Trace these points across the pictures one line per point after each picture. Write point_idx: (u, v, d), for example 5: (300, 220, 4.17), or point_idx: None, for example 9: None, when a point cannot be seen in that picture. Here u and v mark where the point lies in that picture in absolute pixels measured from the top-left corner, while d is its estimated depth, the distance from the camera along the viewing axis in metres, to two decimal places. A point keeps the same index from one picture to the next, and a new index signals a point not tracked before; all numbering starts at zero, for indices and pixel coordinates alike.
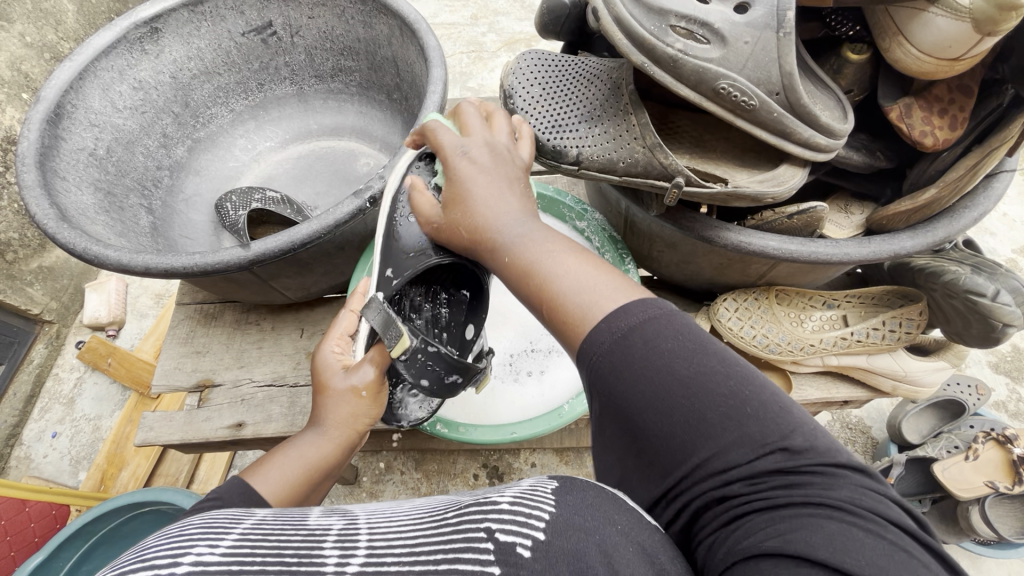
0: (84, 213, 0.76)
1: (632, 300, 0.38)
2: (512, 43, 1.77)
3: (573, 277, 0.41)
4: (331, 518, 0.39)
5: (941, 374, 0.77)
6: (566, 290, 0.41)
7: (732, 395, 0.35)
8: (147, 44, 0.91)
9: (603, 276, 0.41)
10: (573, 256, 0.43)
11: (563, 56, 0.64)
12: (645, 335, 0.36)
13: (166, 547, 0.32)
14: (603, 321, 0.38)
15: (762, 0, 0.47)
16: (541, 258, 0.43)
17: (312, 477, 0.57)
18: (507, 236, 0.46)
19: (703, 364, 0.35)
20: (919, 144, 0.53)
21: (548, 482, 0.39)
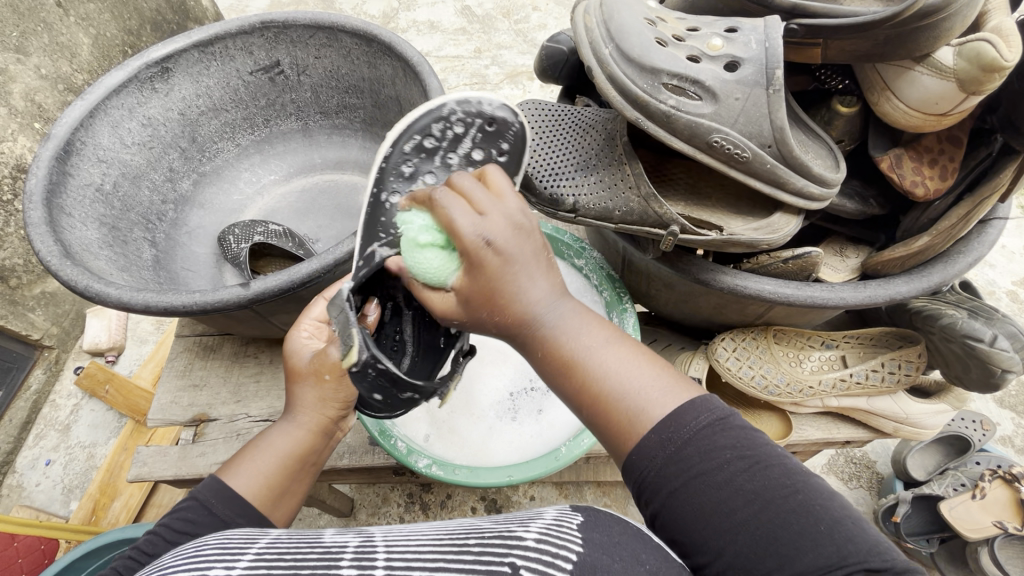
0: (88, 248, 0.77)
1: (692, 398, 0.40)
2: (515, 75, 1.82)
3: (627, 376, 0.40)
4: (347, 535, 0.39)
5: (943, 417, 0.76)
6: (620, 390, 0.40)
7: (800, 505, 0.36)
8: (157, 83, 0.94)
9: (656, 371, 0.41)
10: (622, 345, 0.42)
11: (560, 104, 0.66)
12: (703, 444, 0.38)
13: (185, 568, 0.34)
14: (662, 428, 0.39)
15: (750, 58, 0.48)
16: (578, 344, 0.41)
17: (289, 466, 0.56)
18: (543, 322, 0.41)
19: (769, 473, 0.37)
20: (911, 194, 0.54)
21: (573, 514, 0.38)
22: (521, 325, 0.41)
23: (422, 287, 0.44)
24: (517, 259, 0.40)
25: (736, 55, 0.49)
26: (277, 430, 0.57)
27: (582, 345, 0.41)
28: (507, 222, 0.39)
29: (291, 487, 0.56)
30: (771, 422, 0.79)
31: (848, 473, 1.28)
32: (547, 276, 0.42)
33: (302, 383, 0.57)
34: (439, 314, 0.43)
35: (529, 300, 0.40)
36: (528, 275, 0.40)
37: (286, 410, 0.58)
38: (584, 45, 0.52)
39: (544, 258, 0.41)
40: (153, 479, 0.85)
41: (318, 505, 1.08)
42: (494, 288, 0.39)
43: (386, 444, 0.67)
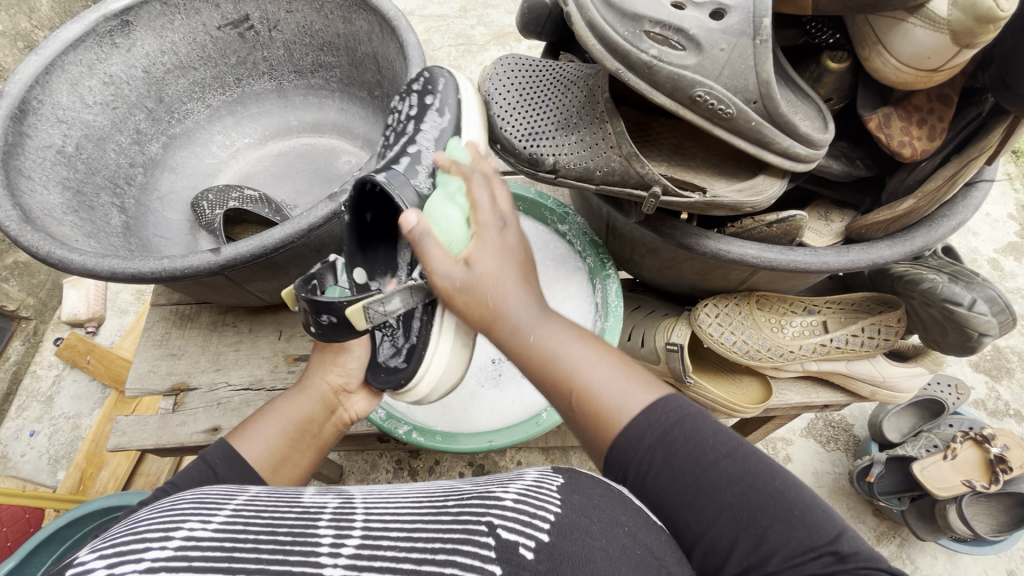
0: (50, 213, 0.73)
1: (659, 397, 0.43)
2: (502, 36, 1.75)
3: (595, 372, 0.43)
4: (325, 497, 0.39)
5: (919, 380, 0.77)
6: (595, 385, 0.43)
7: (779, 496, 0.39)
8: (118, 37, 0.89)
9: (626, 372, 0.44)
10: (593, 352, 0.45)
11: (541, 60, 0.63)
12: (685, 430, 0.41)
13: (158, 521, 0.33)
14: (640, 424, 0.41)
15: (737, 6, 0.46)
16: (551, 346, 0.45)
17: (293, 432, 0.57)
18: (513, 323, 0.46)
19: (749, 463, 0.40)
20: (897, 154, 0.53)
21: (553, 477, 0.40)
22: (499, 320, 0.46)
23: (429, 247, 0.48)
24: (508, 267, 0.48)
25: (723, 3, 0.47)
26: (283, 401, 0.59)
27: (558, 349, 0.45)
28: (500, 246, 0.49)
29: (294, 455, 0.56)
30: (752, 387, 0.80)
31: (826, 436, 1.32)
32: (526, 286, 0.48)
33: (316, 354, 0.63)
34: (437, 275, 0.48)
35: (507, 305, 0.46)
36: (511, 282, 0.47)
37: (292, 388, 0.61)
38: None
39: (523, 265, 0.49)
40: (134, 449, 0.85)
41: (305, 471, 1.09)
42: (485, 283, 0.47)
43: (366, 411, 0.67)
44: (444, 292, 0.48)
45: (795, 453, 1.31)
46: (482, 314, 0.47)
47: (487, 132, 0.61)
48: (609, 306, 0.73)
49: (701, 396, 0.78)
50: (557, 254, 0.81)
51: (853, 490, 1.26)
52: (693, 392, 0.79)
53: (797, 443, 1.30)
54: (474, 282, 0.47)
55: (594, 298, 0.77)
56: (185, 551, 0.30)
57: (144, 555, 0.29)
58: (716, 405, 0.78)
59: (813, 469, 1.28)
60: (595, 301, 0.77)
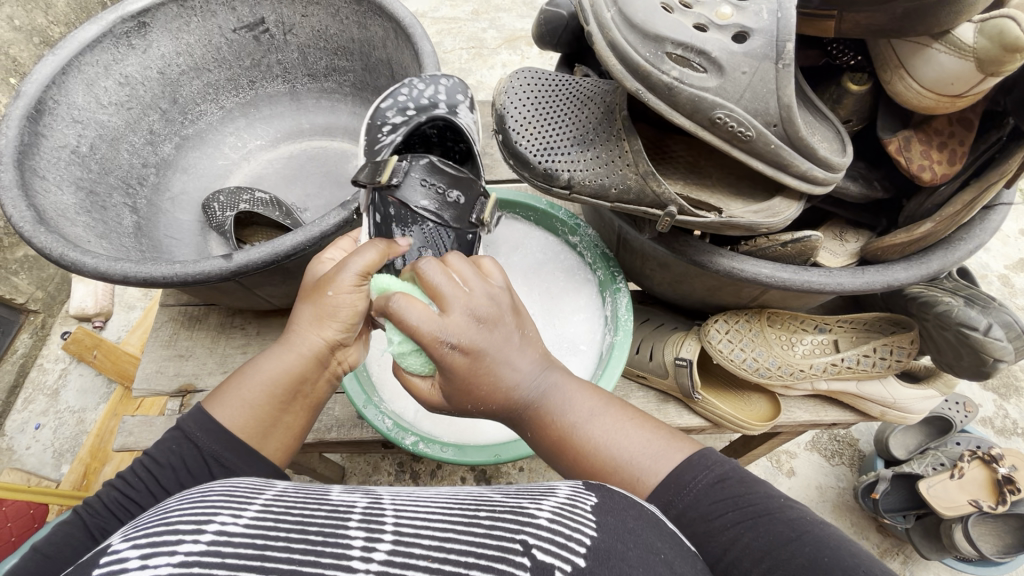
0: (64, 214, 0.74)
1: (687, 456, 0.47)
2: (513, 40, 1.75)
3: (622, 446, 0.47)
4: (354, 496, 0.38)
5: (931, 402, 0.76)
6: (620, 457, 0.47)
7: (807, 559, 0.37)
8: (134, 38, 0.89)
9: (651, 440, 0.48)
10: (608, 416, 0.49)
11: (558, 74, 0.63)
12: (707, 497, 0.44)
13: (192, 512, 0.33)
14: (669, 489, 0.45)
15: (761, 29, 0.46)
16: (563, 409, 0.49)
17: (282, 396, 0.54)
18: (523, 388, 0.48)
19: (771, 526, 0.40)
20: (917, 178, 0.52)
21: (587, 495, 0.39)
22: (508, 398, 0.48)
23: (398, 307, 0.43)
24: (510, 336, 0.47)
25: (746, 25, 0.46)
26: (268, 357, 0.55)
27: (576, 418, 0.49)
28: (481, 303, 0.45)
29: (286, 419, 0.54)
30: (760, 404, 0.80)
31: (831, 450, 1.31)
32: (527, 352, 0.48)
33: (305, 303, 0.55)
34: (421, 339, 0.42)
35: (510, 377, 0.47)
36: (509, 351, 0.47)
37: (278, 340, 0.55)
38: (584, 8, 0.49)
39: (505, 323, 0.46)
40: (139, 449, 0.85)
41: (308, 473, 1.09)
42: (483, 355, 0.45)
43: (373, 420, 0.66)
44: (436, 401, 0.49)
45: (799, 467, 1.30)
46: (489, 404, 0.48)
47: (497, 133, 0.60)
48: (619, 320, 0.73)
49: (709, 412, 0.78)
50: (566, 266, 0.81)
51: (857, 506, 1.25)
52: (700, 407, 0.78)
53: (801, 457, 1.30)
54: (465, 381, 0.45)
55: (603, 311, 0.77)
56: (217, 548, 0.30)
57: (178, 548, 0.30)
58: (723, 421, 0.78)
59: (817, 483, 1.28)
60: (605, 314, 0.76)
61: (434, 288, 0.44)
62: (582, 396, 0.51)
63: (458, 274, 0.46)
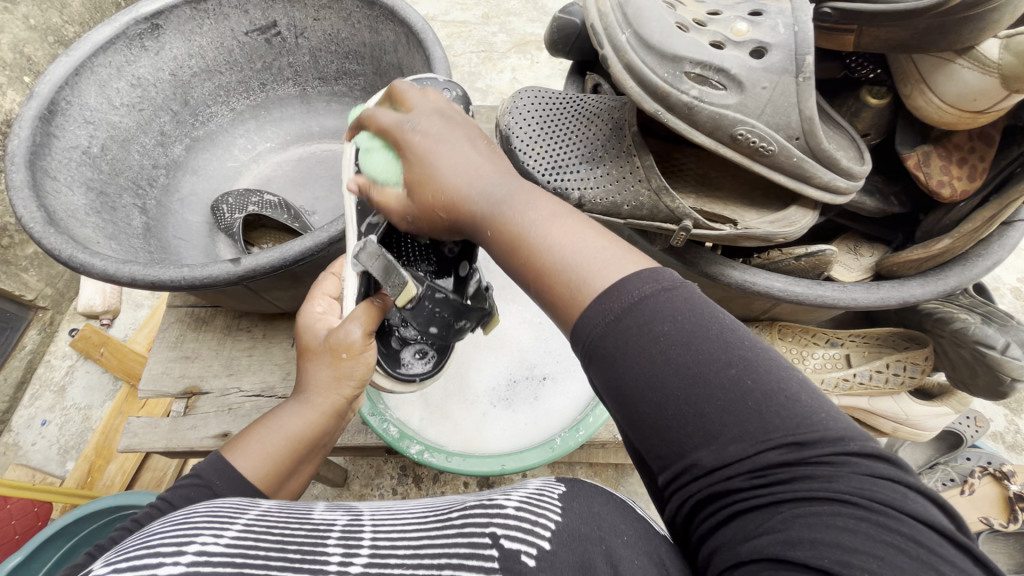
0: (73, 214, 0.74)
1: (639, 270, 0.35)
2: (523, 44, 1.75)
3: (570, 246, 0.38)
4: (335, 515, 0.39)
5: (944, 419, 0.75)
6: (565, 260, 0.37)
7: (739, 385, 0.31)
8: (147, 40, 0.89)
9: (603, 244, 0.38)
10: (568, 219, 0.39)
11: (562, 91, 0.63)
12: (640, 317, 0.33)
13: (171, 535, 0.32)
14: (602, 299, 0.34)
15: (779, 44, 0.45)
16: (518, 213, 0.40)
17: (298, 448, 0.55)
18: (477, 202, 0.43)
19: (700, 345, 0.32)
20: (935, 194, 0.52)
21: (556, 486, 0.38)
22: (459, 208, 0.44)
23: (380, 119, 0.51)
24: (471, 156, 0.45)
25: (764, 41, 0.45)
26: (287, 409, 0.56)
27: (528, 220, 0.40)
28: (436, 112, 0.49)
29: (297, 467, 0.56)
30: None
31: None
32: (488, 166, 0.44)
33: (318, 358, 0.55)
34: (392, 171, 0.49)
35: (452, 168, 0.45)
36: (451, 156, 0.45)
37: (297, 392, 0.57)
38: (597, 31, 0.48)
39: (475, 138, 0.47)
40: (144, 450, 0.85)
41: (311, 475, 1.09)
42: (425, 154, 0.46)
43: (378, 428, 0.66)
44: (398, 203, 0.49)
45: None
46: (436, 211, 0.45)
47: (503, 153, 0.59)
48: None
49: None
50: None
51: None
52: None
53: None
54: (415, 187, 0.47)
55: None
56: (196, 568, 0.29)
57: (158, 570, 0.29)
58: None
59: None
60: None
61: (405, 99, 0.52)
62: (544, 203, 0.41)
63: (419, 103, 0.51)
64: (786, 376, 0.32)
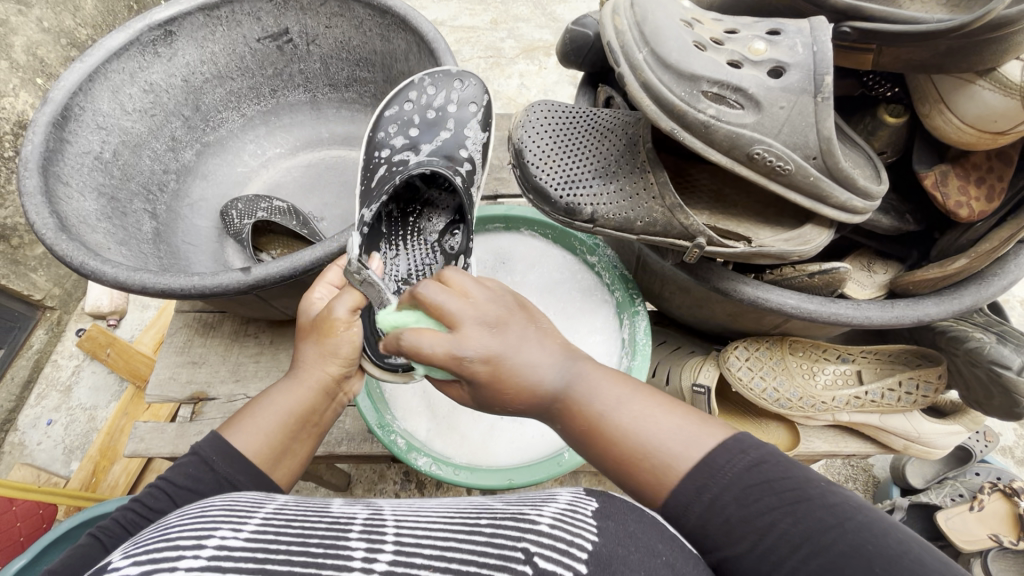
0: (85, 220, 0.74)
1: (721, 441, 0.40)
2: (531, 50, 1.75)
3: (655, 430, 0.41)
4: (355, 508, 0.38)
5: (956, 438, 0.74)
6: (653, 444, 0.40)
7: (855, 548, 0.35)
8: (160, 47, 0.89)
9: (683, 420, 0.41)
10: (640, 399, 0.42)
11: (574, 105, 0.62)
12: (744, 489, 0.38)
13: (190, 528, 0.32)
14: (692, 477, 0.39)
15: (797, 63, 0.45)
16: (589, 402, 0.42)
17: (293, 426, 0.52)
18: (562, 394, 0.42)
19: (796, 502, 0.37)
20: (954, 215, 0.51)
21: (587, 500, 0.38)
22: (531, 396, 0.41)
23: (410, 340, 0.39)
24: (524, 332, 0.41)
25: (782, 60, 0.45)
26: (280, 387, 0.53)
27: (604, 406, 0.42)
28: (496, 310, 0.41)
29: (294, 448, 0.53)
30: (778, 433, 0.78)
31: (844, 475, 1.27)
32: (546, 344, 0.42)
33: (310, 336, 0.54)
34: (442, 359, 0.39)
35: (534, 367, 0.41)
36: (525, 350, 0.41)
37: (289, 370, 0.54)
38: (614, 49, 0.48)
39: (518, 321, 0.42)
40: (150, 455, 0.85)
41: (314, 480, 1.09)
42: (502, 361, 0.40)
43: (385, 440, 0.65)
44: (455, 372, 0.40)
45: None
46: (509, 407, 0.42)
47: (515, 166, 0.59)
48: (637, 345, 0.72)
49: None
50: (583, 286, 0.79)
51: None
52: None
53: None
54: (482, 391, 0.41)
55: (620, 333, 0.75)
56: (216, 563, 0.29)
57: (177, 565, 0.28)
58: None
59: None
60: (622, 336, 0.75)
61: (437, 308, 0.40)
62: (612, 381, 0.43)
63: (467, 284, 0.42)
64: (890, 533, 0.35)
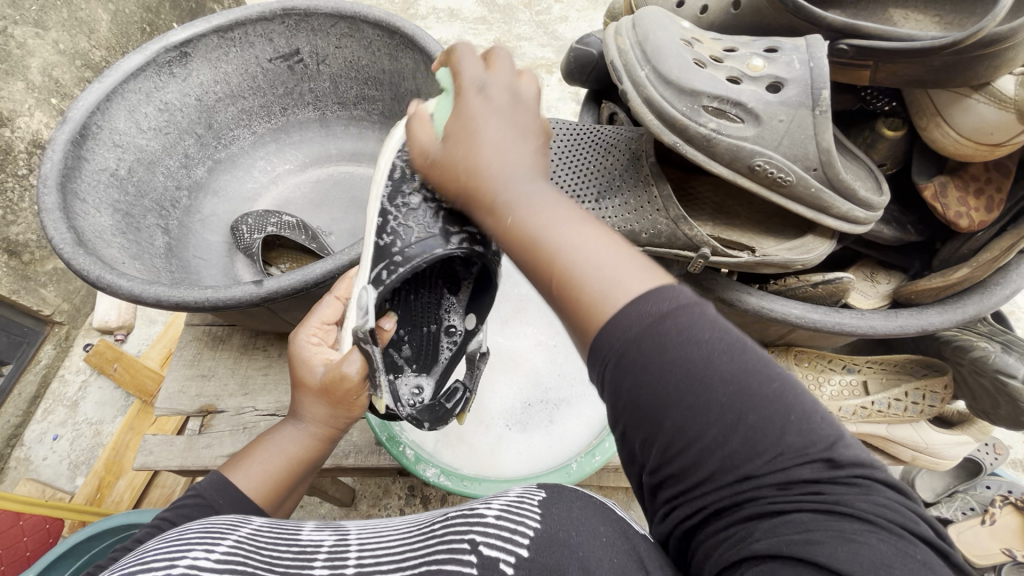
0: (101, 235, 0.76)
1: (660, 283, 0.32)
2: (533, 68, 1.79)
3: (586, 255, 0.34)
4: (323, 533, 0.39)
5: (964, 449, 0.74)
6: (579, 265, 0.34)
7: (775, 398, 0.29)
8: (176, 67, 0.92)
9: (618, 256, 0.34)
10: (590, 224, 0.36)
11: (578, 123, 0.64)
12: (680, 323, 0.30)
13: (164, 550, 0.33)
14: (617, 320, 0.31)
15: (795, 79, 0.46)
16: (529, 216, 0.36)
17: (294, 471, 0.55)
18: (505, 189, 0.38)
19: (742, 356, 0.30)
20: (954, 224, 0.52)
21: (536, 492, 0.37)
22: (481, 185, 0.39)
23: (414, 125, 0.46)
24: (498, 120, 0.40)
25: (780, 76, 0.47)
26: (285, 430, 0.56)
27: (540, 220, 0.36)
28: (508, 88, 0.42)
29: (290, 488, 0.55)
30: None
31: None
32: (523, 141, 0.40)
33: (314, 388, 0.55)
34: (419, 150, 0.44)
35: (495, 140, 0.39)
36: (500, 135, 0.40)
37: (293, 414, 0.57)
38: (617, 68, 0.49)
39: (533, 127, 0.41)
40: (159, 468, 0.85)
41: (320, 495, 1.09)
42: (471, 127, 0.40)
43: (395, 451, 0.66)
44: (424, 167, 0.45)
45: None
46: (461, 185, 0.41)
47: None
48: None
49: None
50: None
51: None
52: None
53: None
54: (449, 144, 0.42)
55: None
56: None
57: None
58: None
59: None
60: None
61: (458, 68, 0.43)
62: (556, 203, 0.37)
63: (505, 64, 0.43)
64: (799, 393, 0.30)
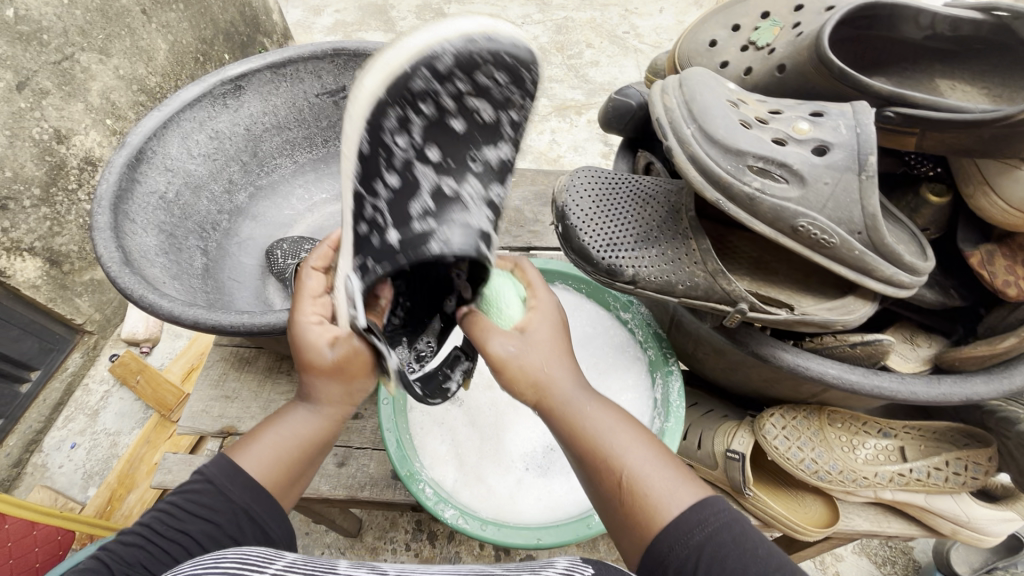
0: (145, 254, 0.79)
1: (700, 500, 0.46)
2: (563, 108, 1.84)
3: (639, 459, 0.48)
4: (361, 570, 0.38)
5: (1009, 525, 0.70)
6: (636, 474, 0.47)
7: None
8: (229, 99, 0.97)
9: (658, 461, 0.49)
10: (633, 432, 0.51)
11: (615, 172, 0.65)
12: (723, 542, 0.43)
13: None
14: (678, 526, 0.44)
15: (841, 143, 0.46)
16: (598, 427, 0.50)
17: (303, 450, 0.53)
18: (562, 399, 0.52)
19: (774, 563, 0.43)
20: (1002, 292, 0.50)
21: (584, 566, 0.38)
22: (542, 397, 0.52)
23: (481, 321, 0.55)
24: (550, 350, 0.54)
25: (826, 140, 0.47)
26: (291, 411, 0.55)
27: (596, 426, 0.50)
28: (545, 313, 0.56)
29: (301, 472, 0.54)
30: (816, 508, 0.74)
31: (882, 557, 1.18)
32: (562, 359, 0.54)
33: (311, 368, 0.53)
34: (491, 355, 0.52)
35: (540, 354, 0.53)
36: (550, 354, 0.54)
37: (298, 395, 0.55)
38: (662, 125, 0.50)
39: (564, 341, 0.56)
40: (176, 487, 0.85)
41: (328, 523, 1.07)
42: (533, 358, 0.52)
43: (414, 488, 0.65)
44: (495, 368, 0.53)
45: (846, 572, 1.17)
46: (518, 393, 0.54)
47: (558, 230, 0.60)
48: (670, 406, 0.71)
49: (760, 510, 0.73)
50: (616, 342, 0.80)
51: None
52: (751, 504, 0.74)
53: (849, 561, 1.17)
54: (508, 366, 0.52)
55: (653, 393, 0.75)
56: None
57: None
58: (775, 522, 0.73)
59: None
60: (655, 396, 0.74)
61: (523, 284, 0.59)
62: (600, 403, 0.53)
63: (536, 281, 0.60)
64: None
